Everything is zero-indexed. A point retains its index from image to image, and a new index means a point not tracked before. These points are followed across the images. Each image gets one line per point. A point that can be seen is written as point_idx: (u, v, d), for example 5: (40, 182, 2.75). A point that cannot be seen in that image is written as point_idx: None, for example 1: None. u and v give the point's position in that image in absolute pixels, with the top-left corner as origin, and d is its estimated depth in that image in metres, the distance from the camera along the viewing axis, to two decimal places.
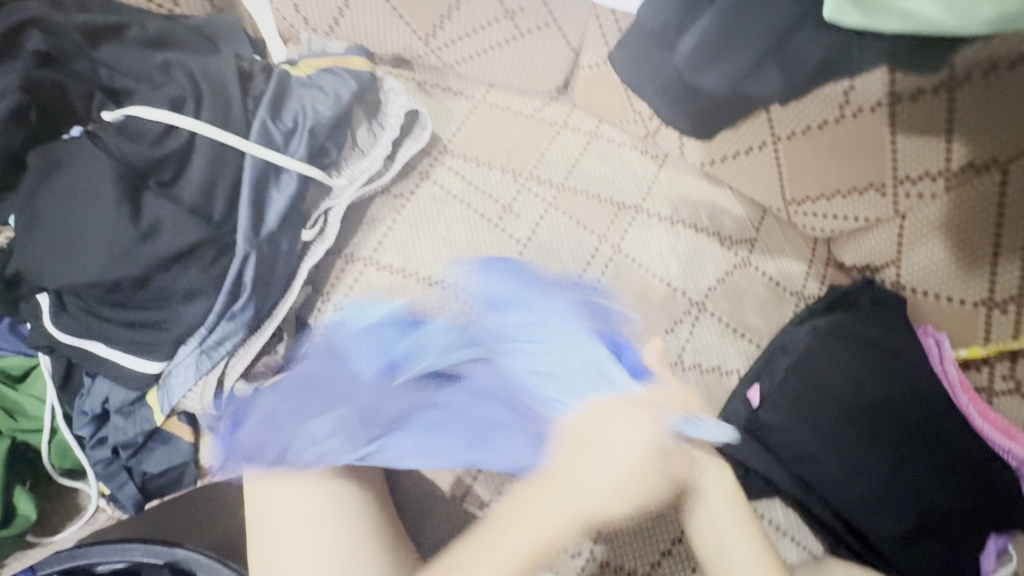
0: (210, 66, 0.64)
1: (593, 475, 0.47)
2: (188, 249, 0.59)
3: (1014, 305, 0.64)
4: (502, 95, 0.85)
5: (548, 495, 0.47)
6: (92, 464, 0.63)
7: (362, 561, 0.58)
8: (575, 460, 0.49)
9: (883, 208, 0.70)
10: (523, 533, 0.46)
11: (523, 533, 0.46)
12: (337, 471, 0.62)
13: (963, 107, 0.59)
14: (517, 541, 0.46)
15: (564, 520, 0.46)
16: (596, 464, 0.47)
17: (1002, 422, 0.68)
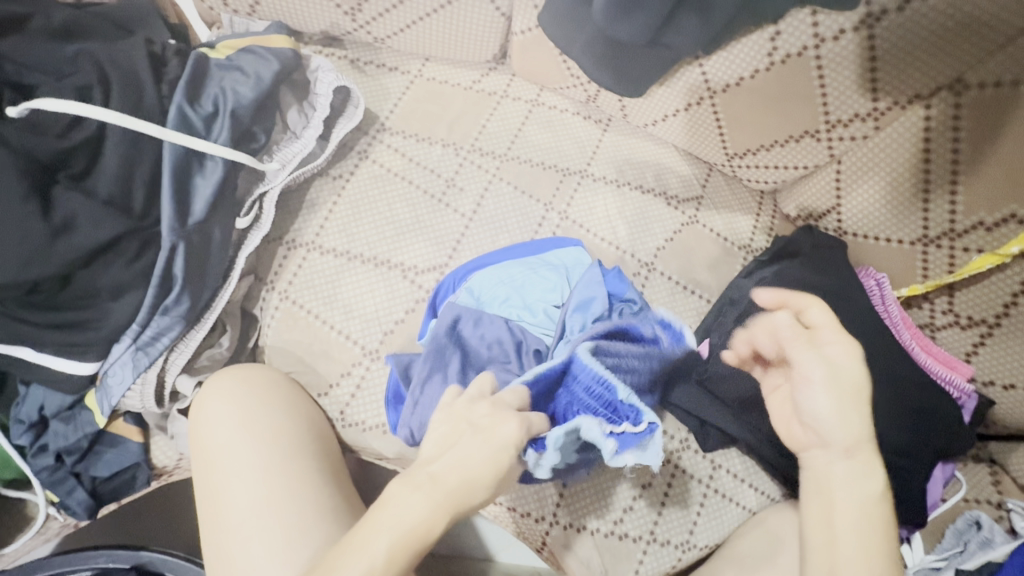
0: (119, 54, 0.61)
1: (456, 457, 0.43)
2: (108, 244, 0.58)
3: (947, 240, 0.65)
4: (438, 68, 0.83)
5: (418, 484, 0.42)
6: (39, 473, 0.60)
7: (308, 537, 0.54)
8: (446, 443, 0.44)
9: (820, 154, 0.71)
10: (388, 531, 0.40)
11: (387, 531, 0.40)
12: (281, 452, 0.59)
13: (883, 44, 0.60)
14: (382, 541, 0.40)
15: (437, 507, 0.41)
16: (454, 450, 0.43)
17: (943, 353, 0.70)
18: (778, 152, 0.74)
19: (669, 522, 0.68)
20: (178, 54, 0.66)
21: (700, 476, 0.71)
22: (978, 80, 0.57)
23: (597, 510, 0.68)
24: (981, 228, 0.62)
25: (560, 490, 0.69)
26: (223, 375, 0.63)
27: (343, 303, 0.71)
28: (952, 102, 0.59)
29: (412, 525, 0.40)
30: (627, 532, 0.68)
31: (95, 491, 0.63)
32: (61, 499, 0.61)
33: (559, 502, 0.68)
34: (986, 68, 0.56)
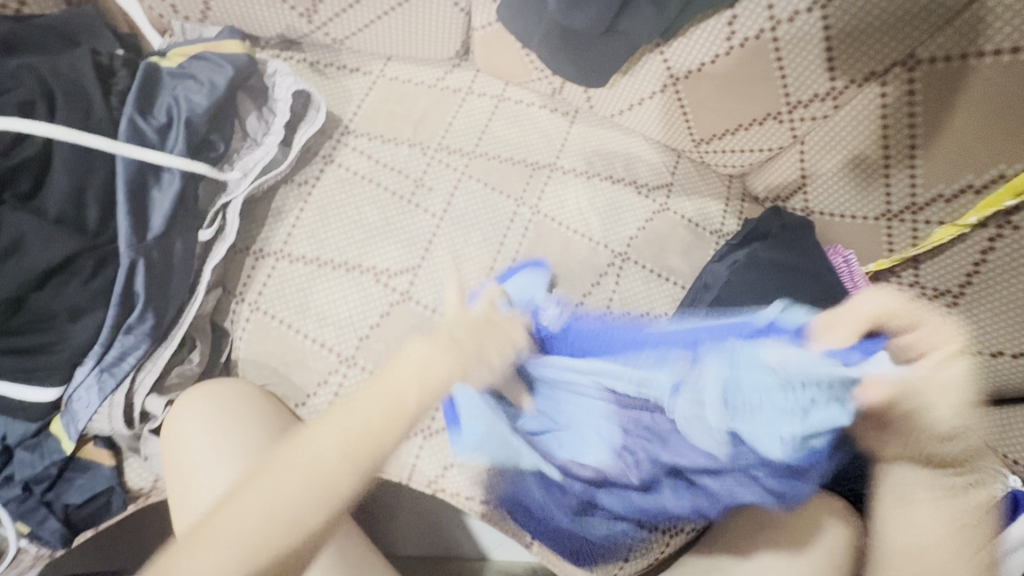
0: (63, 66, 0.59)
1: (401, 381, 0.50)
2: (62, 263, 0.55)
3: (909, 214, 0.66)
4: (400, 67, 0.82)
5: (345, 415, 0.48)
6: (6, 506, 0.58)
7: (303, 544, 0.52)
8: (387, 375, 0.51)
9: (783, 136, 0.72)
10: (339, 432, 0.47)
11: (338, 433, 0.47)
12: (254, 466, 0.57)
13: (837, 23, 0.60)
14: (338, 436, 0.47)
15: (347, 455, 0.47)
16: (396, 377, 0.50)
17: None
18: (743, 136, 0.75)
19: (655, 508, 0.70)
20: (126, 64, 0.64)
21: None
22: (929, 55, 0.58)
23: None
24: (941, 200, 0.63)
25: None
26: (195, 394, 0.61)
27: (316, 310, 0.69)
28: (905, 77, 0.60)
29: (335, 447, 0.46)
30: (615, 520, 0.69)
31: (68, 518, 0.60)
32: (32, 530, 0.59)
33: (546, 497, 0.69)
34: (935, 43, 0.57)
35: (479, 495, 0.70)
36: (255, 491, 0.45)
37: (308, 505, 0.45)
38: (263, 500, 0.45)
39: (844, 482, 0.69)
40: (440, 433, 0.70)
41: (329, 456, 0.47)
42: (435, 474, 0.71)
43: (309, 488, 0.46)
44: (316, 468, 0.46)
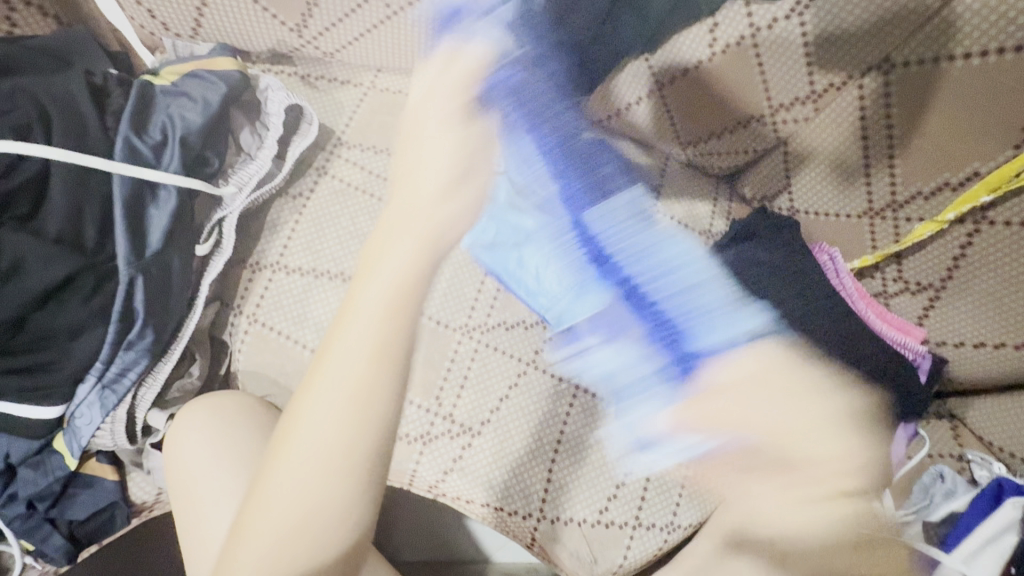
0: (57, 87, 0.60)
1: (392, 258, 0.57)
2: (62, 283, 0.56)
3: (890, 211, 0.69)
4: (391, 79, 0.83)
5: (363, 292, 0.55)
6: (10, 523, 0.59)
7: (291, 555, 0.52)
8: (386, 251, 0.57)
9: (766, 138, 0.74)
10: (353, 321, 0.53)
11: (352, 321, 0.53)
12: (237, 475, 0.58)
13: (815, 31, 0.63)
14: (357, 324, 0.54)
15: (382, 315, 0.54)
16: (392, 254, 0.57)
17: (897, 320, 0.74)
18: (729, 139, 0.76)
19: (652, 505, 0.71)
20: (120, 83, 0.65)
21: None
22: (903, 59, 0.60)
23: (581, 503, 0.70)
24: (920, 197, 0.66)
25: (545, 487, 0.70)
26: (194, 407, 0.62)
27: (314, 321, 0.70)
28: (882, 80, 0.62)
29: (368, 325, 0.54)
30: (613, 519, 0.70)
31: (72, 533, 0.61)
32: (37, 547, 0.60)
33: (544, 498, 0.69)
34: (909, 47, 0.59)
35: (478, 498, 0.69)
36: (312, 399, 0.52)
37: (342, 451, 0.51)
38: (317, 416, 0.51)
39: None
40: (440, 437, 0.71)
41: (347, 352, 0.53)
42: (435, 479, 0.70)
43: (343, 399, 0.51)
44: (345, 383, 0.52)
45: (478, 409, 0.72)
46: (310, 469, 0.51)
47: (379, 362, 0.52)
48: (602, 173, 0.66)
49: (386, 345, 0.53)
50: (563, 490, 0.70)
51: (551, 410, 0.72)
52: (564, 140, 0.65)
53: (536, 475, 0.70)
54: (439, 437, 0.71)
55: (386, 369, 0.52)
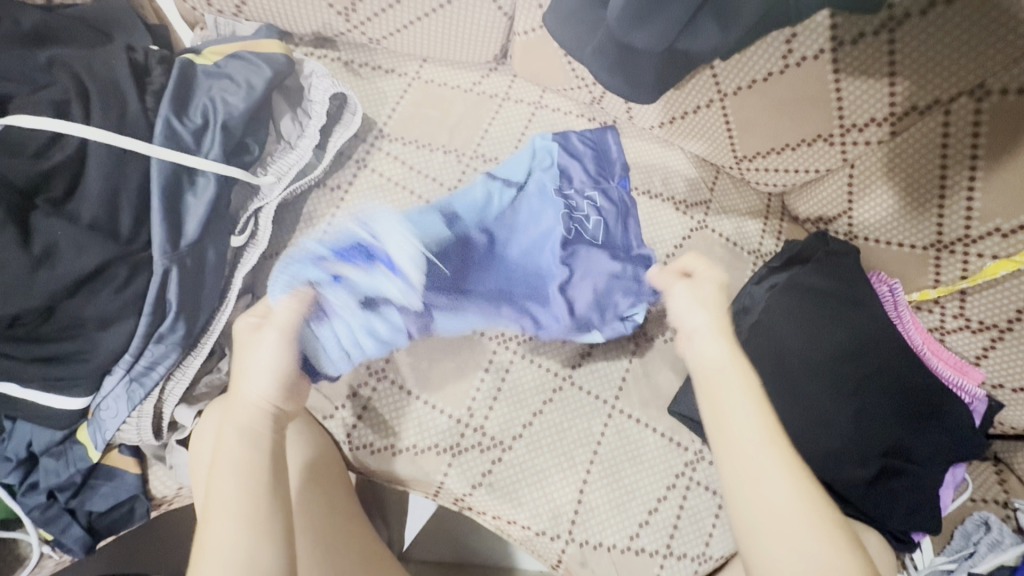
0: (96, 63, 0.57)
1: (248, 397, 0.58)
2: (94, 272, 0.54)
3: (961, 247, 0.64)
4: (437, 70, 0.80)
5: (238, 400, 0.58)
6: (29, 513, 0.57)
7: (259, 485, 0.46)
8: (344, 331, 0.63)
9: (831, 158, 0.70)
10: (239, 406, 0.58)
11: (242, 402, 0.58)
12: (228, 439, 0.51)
13: (904, 47, 0.58)
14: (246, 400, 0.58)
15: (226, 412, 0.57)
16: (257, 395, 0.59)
17: (954, 358, 0.70)
18: (789, 156, 0.73)
19: (684, 536, 0.67)
20: (161, 62, 0.61)
21: (714, 488, 0.69)
22: (1000, 86, 0.55)
23: (611, 526, 0.67)
24: (997, 234, 0.61)
25: (575, 508, 0.67)
26: (212, 407, 0.58)
27: None
28: (972, 107, 0.58)
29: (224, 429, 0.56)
30: (644, 546, 0.67)
31: (91, 525, 0.60)
32: (55, 538, 0.58)
33: (574, 520, 0.67)
34: (1009, 74, 0.54)
35: (517, 519, 0.67)
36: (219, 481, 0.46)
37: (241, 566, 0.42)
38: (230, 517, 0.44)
39: (886, 517, 0.66)
40: (469, 450, 0.68)
41: (227, 457, 0.47)
42: (462, 493, 0.67)
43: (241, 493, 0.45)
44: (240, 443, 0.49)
45: (512, 423, 0.69)
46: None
47: (260, 448, 0.48)
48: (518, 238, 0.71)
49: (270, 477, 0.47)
50: (594, 510, 0.67)
51: (586, 428, 0.69)
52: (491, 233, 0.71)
53: (566, 493, 0.68)
54: (467, 451, 0.68)
55: (262, 456, 0.48)
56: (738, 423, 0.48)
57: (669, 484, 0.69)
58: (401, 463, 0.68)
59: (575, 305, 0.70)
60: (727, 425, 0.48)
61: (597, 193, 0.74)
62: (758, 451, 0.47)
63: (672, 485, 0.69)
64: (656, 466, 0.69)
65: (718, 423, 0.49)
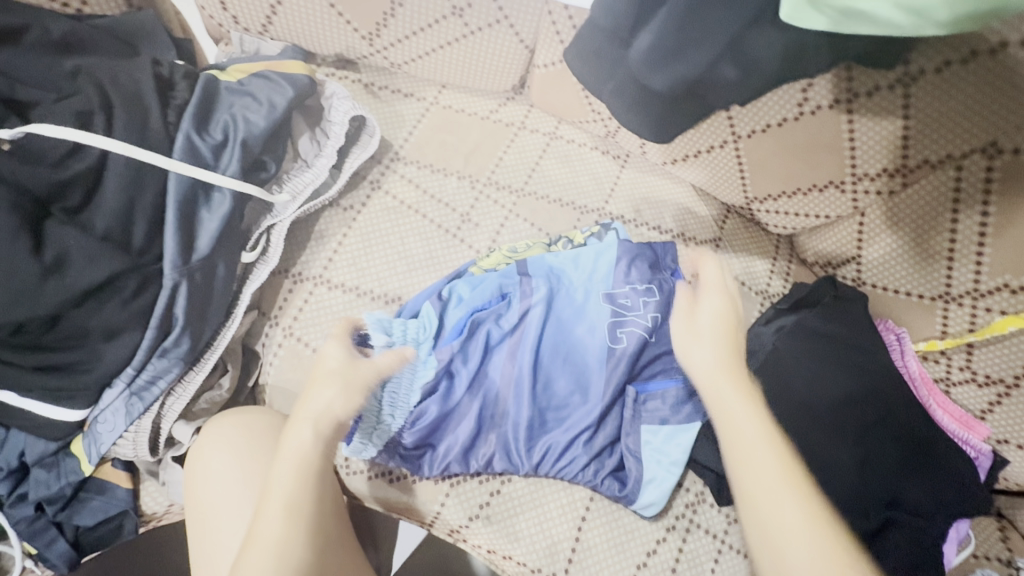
0: (122, 76, 0.58)
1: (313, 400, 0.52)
2: (103, 284, 0.54)
3: (970, 299, 0.65)
4: (455, 96, 0.81)
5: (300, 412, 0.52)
6: (15, 525, 0.55)
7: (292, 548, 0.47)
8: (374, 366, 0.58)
9: (843, 205, 0.70)
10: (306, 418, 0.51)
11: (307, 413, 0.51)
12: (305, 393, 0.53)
13: (918, 103, 0.58)
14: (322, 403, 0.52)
15: (350, 397, 0.53)
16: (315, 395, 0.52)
17: (959, 411, 0.70)
18: (800, 200, 0.73)
19: None
20: (186, 77, 0.62)
21: (715, 532, 0.68)
22: (1013, 146, 0.56)
23: (609, 564, 0.65)
24: (1006, 290, 0.61)
25: (573, 546, 0.66)
26: (228, 420, 0.59)
27: None
28: (984, 164, 0.58)
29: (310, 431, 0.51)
30: None
31: (77, 540, 0.58)
32: (39, 552, 0.56)
33: (571, 559, 0.65)
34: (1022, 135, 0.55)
35: (512, 554, 0.66)
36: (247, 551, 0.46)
37: (283, 539, 0.46)
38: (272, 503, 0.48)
39: None
40: (468, 479, 0.67)
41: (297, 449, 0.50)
42: (458, 525, 0.66)
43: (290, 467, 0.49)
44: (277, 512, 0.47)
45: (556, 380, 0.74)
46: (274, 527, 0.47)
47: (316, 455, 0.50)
48: (477, 358, 0.67)
49: (308, 453, 0.50)
50: (593, 548, 0.66)
51: None
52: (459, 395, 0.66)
53: (564, 531, 0.66)
54: (466, 480, 0.67)
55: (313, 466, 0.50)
56: (694, 358, 0.53)
57: (669, 526, 0.68)
58: (400, 490, 0.66)
59: (553, 435, 0.67)
60: (691, 361, 0.54)
61: (547, 414, 0.67)
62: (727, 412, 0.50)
63: (672, 527, 0.68)
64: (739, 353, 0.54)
65: (723, 426, 0.49)
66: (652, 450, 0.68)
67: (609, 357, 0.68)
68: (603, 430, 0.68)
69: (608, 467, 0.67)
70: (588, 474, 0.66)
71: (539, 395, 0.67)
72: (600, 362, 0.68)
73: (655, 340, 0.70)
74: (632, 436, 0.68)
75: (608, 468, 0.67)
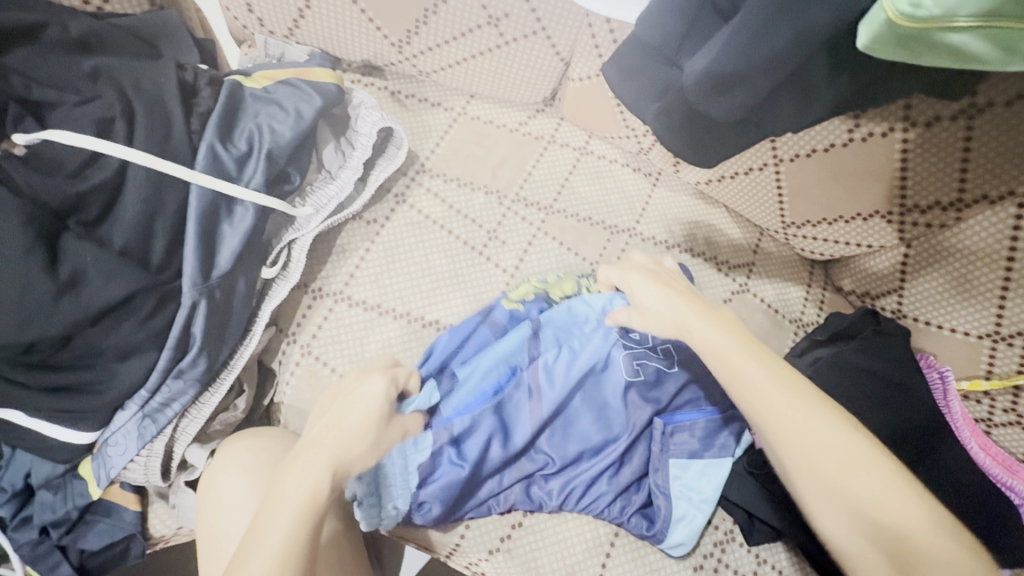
0: (145, 81, 0.55)
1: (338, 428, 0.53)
2: (120, 302, 0.51)
3: (1020, 340, 0.62)
4: (483, 107, 0.78)
5: (299, 458, 0.50)
6: (18, 549, 0.53)
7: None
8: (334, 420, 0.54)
9: (888, 235, 0.67)
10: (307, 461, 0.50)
11: (313, 458, 0.50)
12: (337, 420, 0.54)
13: (981, 135, 0.55)
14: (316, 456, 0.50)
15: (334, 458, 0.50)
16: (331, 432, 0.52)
17: (1003, 456, 0.66)
18: (841, 228, 0.70)
19: None
20: (210, 83, 0.60)
21: (743, 573, 0.65)
22: None
23: None
24: None
25: None
26: (240, 444, 0.55)
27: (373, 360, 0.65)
28: None
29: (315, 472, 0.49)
30: None
31: (81, 564, 0.56)
32: None
33: None
34: None
35: None
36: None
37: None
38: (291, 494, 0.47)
39: None
40: (488, 513, 0.64)
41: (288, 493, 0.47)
42: (477, 558, 0.63)
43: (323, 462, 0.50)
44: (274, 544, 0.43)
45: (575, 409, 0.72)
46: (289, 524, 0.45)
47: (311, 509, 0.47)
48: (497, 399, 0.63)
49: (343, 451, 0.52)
50: None
51: None
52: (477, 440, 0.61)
53: (587, 569, 0.63)
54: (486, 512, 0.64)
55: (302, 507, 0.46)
56: (748, 374, 0.52)
57: (696, 565, 0.64)
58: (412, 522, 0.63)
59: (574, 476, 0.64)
60: (741, 379, 0.52)
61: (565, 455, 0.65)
62: (812, 449, 0.48)
63: (699, 566, 0.65)
64: (777, 361, 0.53)
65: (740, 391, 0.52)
66: (681, 486, 0.65)
67: (632, 392, 0.66)
68: (628, 464, 0.66)
69: (637, 506, 0.65)
70: (615, 510, 0.64)
71: (563, 428, 0.65)
72: (625, 395, 0.66)
73: (676, 372, 0.68)
74: (661, 474, 0.65)
75: (637, 505, 0.65)
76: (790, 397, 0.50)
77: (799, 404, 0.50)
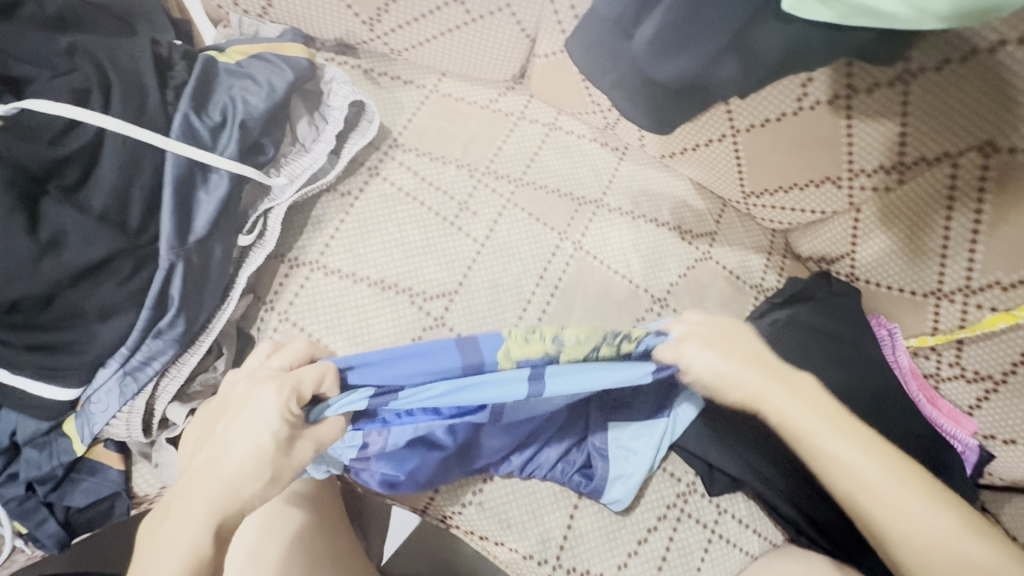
0: (120, 54, 0.58)
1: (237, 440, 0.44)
2: (99, 263, 0.54)
3: (961, 296, 0.65)
4: (455, 85, 0.81)
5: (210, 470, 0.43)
6: (5, 505, 0.55)
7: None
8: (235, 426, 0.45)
9: (839, 200, 0.71)
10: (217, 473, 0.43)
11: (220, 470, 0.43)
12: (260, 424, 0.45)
13: (917, 99, 0.59)
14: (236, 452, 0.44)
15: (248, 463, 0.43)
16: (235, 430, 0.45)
17: (948, 407, 0.71)
18: (796, 195, 0.74)
19: (672, 568, 0.67)
20: (185, 57, 0.62)
21: (704, 521, 0.69)
22: (1009, 145, 0.56)
23: (600, 553, 0.66)
24: (997, 287, 0.62)
25: (565, 533, 0.66)
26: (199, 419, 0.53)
27: (348, 328, 0.67)
28: (980, 162, 0.58)
29: (235, 468, 0.43)
30: None
31: (67, 520, 0.58)
32: (29, 532, 0.56)
33: (562, 546, 0.66)
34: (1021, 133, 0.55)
35: (505, 540, 0.66)
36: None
37: None
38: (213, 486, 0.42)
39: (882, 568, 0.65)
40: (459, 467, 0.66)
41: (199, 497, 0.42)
42: (452, 510, 0.67)
43: (248, 449, 0.44)
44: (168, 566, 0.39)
45: None
46: (205, 512, 0.42)
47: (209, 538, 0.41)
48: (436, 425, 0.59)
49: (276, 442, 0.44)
50: (584, 537, 0.66)
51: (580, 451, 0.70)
52: (416, 443, 0.61)
53: (556, 519, 0.67)
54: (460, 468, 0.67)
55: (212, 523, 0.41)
56: (787, 409, 0.50)
57: (660, 515, 0.68)
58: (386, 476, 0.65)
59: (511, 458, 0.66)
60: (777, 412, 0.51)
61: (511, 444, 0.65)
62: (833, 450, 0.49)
63: (663, 516, 0.68)
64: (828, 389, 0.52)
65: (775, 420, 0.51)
66: (619, 446, 0.67)
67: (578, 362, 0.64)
68: (569, 428, 0.67)
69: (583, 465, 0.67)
70: (556, 473, 0.66)
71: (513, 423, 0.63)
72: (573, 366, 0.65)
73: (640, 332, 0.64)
74: (599, 436, 0.67)
75: (576, 465, 0.67)
76: (846, 452, 0.49)
77: (840, 440, 0.50)
